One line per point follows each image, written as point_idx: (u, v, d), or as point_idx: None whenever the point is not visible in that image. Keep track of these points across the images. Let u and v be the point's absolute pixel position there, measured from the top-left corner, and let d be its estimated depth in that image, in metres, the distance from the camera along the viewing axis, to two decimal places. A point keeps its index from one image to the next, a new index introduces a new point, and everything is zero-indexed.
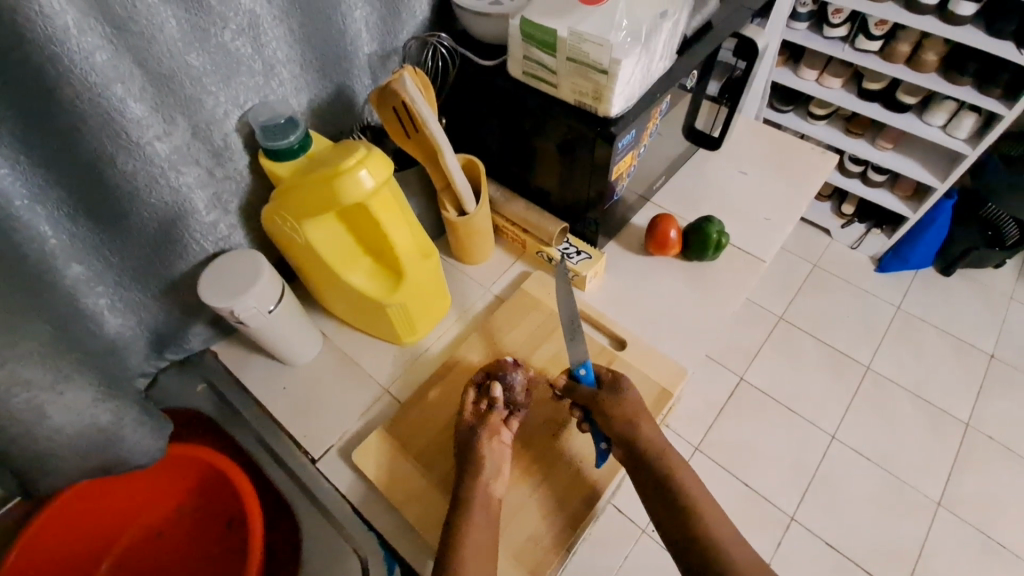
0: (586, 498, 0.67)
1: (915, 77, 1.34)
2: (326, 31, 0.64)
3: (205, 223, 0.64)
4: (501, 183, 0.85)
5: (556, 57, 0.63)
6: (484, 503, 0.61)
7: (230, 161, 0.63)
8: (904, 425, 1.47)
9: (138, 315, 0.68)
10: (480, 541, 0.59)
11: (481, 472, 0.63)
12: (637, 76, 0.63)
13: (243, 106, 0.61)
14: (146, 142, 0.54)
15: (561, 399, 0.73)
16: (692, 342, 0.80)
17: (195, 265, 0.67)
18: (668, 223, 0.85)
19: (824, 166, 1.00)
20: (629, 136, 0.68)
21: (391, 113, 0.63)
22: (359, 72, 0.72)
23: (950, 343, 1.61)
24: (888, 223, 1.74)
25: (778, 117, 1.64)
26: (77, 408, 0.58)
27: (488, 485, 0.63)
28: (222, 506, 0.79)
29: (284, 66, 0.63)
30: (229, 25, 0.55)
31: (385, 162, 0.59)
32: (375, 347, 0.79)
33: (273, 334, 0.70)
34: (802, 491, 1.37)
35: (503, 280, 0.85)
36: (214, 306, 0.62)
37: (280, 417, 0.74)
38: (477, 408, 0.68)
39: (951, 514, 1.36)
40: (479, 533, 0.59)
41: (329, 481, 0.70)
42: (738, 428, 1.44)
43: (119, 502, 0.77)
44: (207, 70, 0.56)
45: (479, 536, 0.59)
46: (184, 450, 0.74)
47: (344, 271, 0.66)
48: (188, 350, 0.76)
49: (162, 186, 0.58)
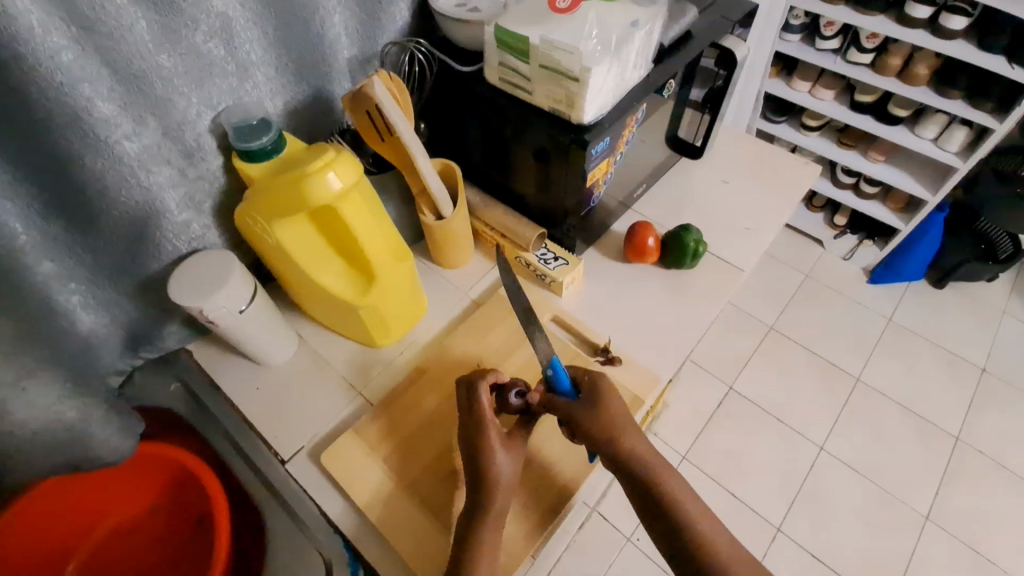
0: (561, 493, 0.67)
1: (905, 90, 1.34)
2: (303, 35, 0.65)
3: (178, 222, 0.65)
4: (481, 188, 0.85)
5: (529, 63, 0.63)
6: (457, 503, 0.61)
7: (203, 162, 0.63)
8: (892, 438, 1.46)
9: (112, 313, 0.68)
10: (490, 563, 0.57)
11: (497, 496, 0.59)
12: (609, 84, 0.64)
13: (216, 107, 0.61)
14: (114, 141, 0.54)
15: None
16: (666, 349, 0.80)
17: (168, 264, 0.68)
18: (646, 230, 0.85)
19: (808, 177, 1.00)
20: (603, 143, 0.69)
21: (364, 117, 0.63)
22: (338, 75, 0.72)
23: (940, 356, 1.60)
24: (879, 235, 1.74)
25: (772, 128, 1.64)
26: (43, 405, 0.58)
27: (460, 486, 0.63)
28: (193, 506, 0.79)
29: (258, 68, 0.63)
30: (201, 27, 0.55)
31: (354, 164, 0.59)
32: (350, 350, 0.79)
33: (246, 334, 0.70)
34: (789, 502, 1.37)
35: (481, 284, 0.85)
36: (185, 305, 0.62)
37: (254, 417, 0.74)
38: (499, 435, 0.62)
39: (940, 529, 1.35)
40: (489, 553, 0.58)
41: (298, 482, 0.70)
42: (727, 438, 1.45)
43: (89, 500, 0.77)
44: (179, 71, 0.56)
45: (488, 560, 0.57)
46: (155, 449, 0.74)
47: (317, 272, 0.66)
48: (163, 349, 0.76)
49: (131, 185, 0.58)
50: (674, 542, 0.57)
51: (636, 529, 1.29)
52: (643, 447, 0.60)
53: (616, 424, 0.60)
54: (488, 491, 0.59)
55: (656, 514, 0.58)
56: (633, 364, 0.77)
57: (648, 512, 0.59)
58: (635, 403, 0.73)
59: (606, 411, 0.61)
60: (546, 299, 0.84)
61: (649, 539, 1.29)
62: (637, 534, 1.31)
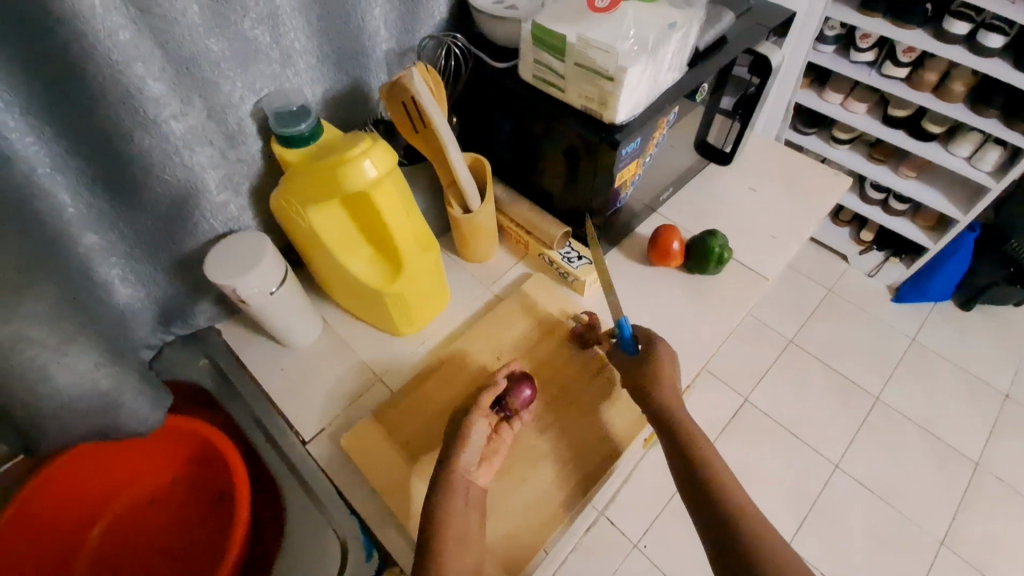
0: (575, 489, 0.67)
1: (940, 106, 1.32)
2: (345, 25, 0.67)
3: (216, 202, 0.67)
4: (509, 184, 0.86)
5: (564, 61, 0.64)
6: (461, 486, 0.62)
7: (243, 144, 0.65)
8: (910, 459, 1.44)
9: (148, 286, 0.71)
10: (460, 527, 0.60)
11: (465, 456, 0.63)
12: (643, 85, 0.64)
13: (259, 92, 0.63)
14: (162, 121, 0.57)
15: (557, 397, 0.74)
16: (685, 353, 0.80)
17: (204, 243, 0.70)
18: (671, 234, 0.85)
19: (837, 188, 0.99)
20: (633, 144, 0.69)
21: (400, 107, 0.65)
22: (375, 67, 0.74)
23: (963, 379, 1.57)
24: (906, 252, 1.72)
25: (800, 139, 1.62)
26: (79, 371, 0.60)
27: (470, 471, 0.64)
28: (214, 481, 0.81)
29: (300, 57, 0.65)
30: (249, 14, 0.57)
31: (390, 153, 0.60)
32: (373, 336, 0.80)
33: (275, 315, 0.72)
34: (799, 518, 1.35)
35: (503, 279, 0.86)
36: (219, 283, 0.64)
37: (277, 397, 0.76)
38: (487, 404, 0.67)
39: (954, 555, 1.32)
40: (460, 518, 0.60)
41: (316, 463, 0.72)
42: (739, 449, 1.44)
43: (116, 469, 0.79)
44: (226, 56, 0.58)
45: (457, 523, 0.60)
46: (181, 422, 0.76)
47: (346, 257, 0.67)
48: (192, 327, 0.79)
49: (175, 164, 0.60)
50: (713, 512, 0.61)
51: (643, 535, 1.29)
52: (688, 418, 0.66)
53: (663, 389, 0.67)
54: (458, 448, 0.63)
55: (696, 482, 0.63)
56: None
57: (686, 482, 0.64)
58: None
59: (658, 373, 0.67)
60: (568, 297, 0.84)
61: (655, 546, 1.29)
62: (644, 541, 1.31)
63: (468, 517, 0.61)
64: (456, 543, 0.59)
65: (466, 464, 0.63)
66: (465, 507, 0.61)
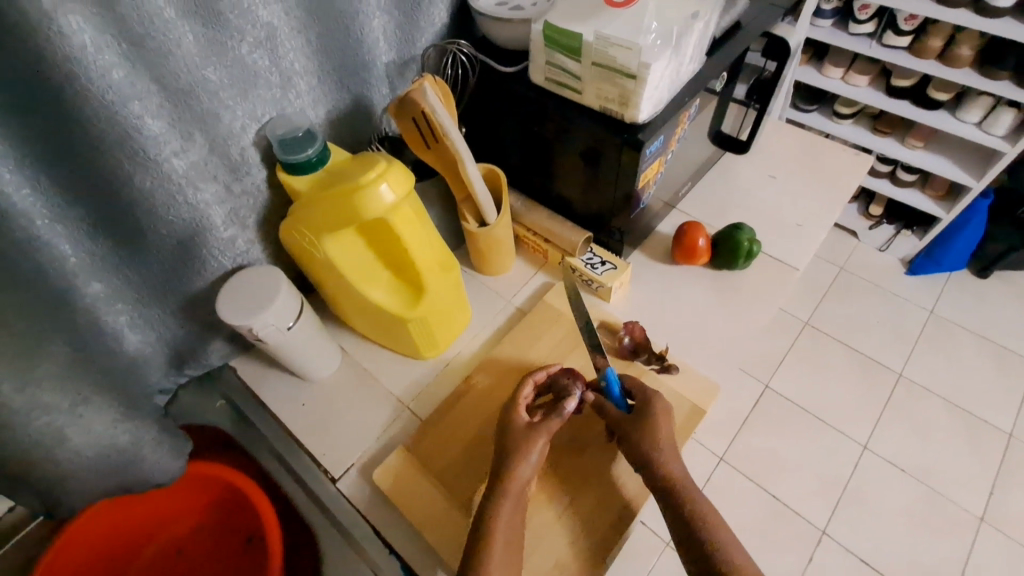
0: (619, 516, 0.64)
1: (948, 72, 1.28)
2: (344, 40, 0.63)
3: (224, 239, 0.63)
4: (523, 192, 0.82)
5: (580, 62, 0.61)
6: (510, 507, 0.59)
7: (247, 175, 0.62)
8: (938, 434, 1.40)
9: (157, 330, 0.67)
10: (508, 536, 0.56)
11: (524, 466, 0.59)
12: (666, 80, 0.61)
13: (260, 120, 0.60)
14: (163, 159, 0.53)
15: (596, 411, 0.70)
16: (721, 356, 0.76)
17: (213, 282, 0.66)
18: (696, 231, 0.82)
19: (858, 170, 0.96)
20: (657, 143, 0.66)
21: (410, 123, 0.61)
22: (377, 81, 0.70)
23: (986, 349, 1.53)
24: (917, 224, 1.67)
25: (801, 117, 1.59)
26: (100, 430, 0.58)
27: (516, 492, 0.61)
28: (242, 525, 0.78)
29: (301, 78, 0.61)
30: (246, 38, 0.54)
31: (406, 175, 0.57)
32: (395, 363, 0.77)
33: (293, 351, 0.68)
34: (833, 504, 1.29)
35: (524, 291, 0.83)
36: (233, 323, 0.60)
37: (300, 435, 0.72)
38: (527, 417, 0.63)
39: (996, 531, 1.29)
40: (505, 528, 0.57)
41: (351, 502, 0.68)
42: (766, 440, 1.37)
43: (139, 521, 0.76)
44: (225, 85, 0.55)
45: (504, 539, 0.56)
46: (203, 469, 0.73)
47: (364, 286, 0.64)
48: (207, 367, 0.75)
49: (179, 203, 0.57)
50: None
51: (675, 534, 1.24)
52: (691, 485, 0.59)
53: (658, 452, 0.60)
54: (513, 459, 0.59)
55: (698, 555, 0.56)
56: (688, 371, 0.74)
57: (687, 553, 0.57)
58: (696, 415, 0.70)
59: (652, 434, 0.61)
60: (593, 304, 0.81)
61: None
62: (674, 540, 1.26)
63: (517, 531, 0.57)
64: (504, 554, 0.55)
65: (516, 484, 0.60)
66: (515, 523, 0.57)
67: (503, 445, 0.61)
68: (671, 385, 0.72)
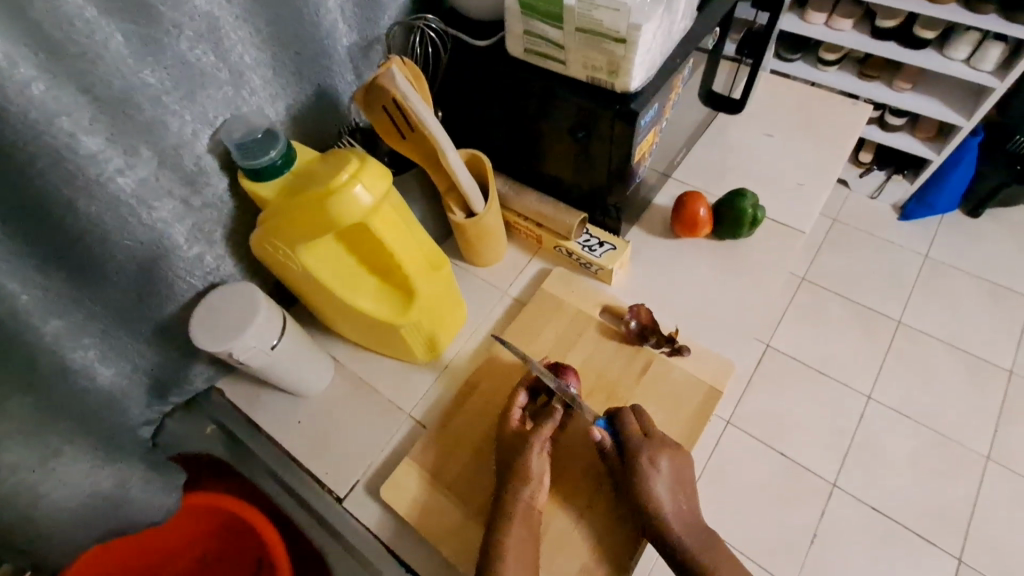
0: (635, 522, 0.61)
1: (933, 8, 1.06)
2: (298, 25, 0.56)
3: (189, 257, 0.57)
4: (510, 176, 0.77)
5: (563, 29, 0.55)
6: (525, 516, 0.58)
7: (207, 186, 0.56)
8: (944, 378, 1.17)
9: (132, 361, 0.62)
10: (524, 556, 0.56)
11: (529, 486, 0.59)
12: (657, 42, 0.55)
13: (214, 123, 0.53)
14: (107, 179, 0.47)
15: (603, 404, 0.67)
16: (731, 332, 0.73)
17: (185, 304, 0.61)
18: (696, 201, 0.77)
19: (857, 121, 0.91)
20: (651, 112, 0.61)
21: (381, 114, 0.56)
22: (340, 68, 0.64)
23: (984, 289, 1.29)
24: (910, 168, 1.39)
25: (783, 68, 1.32)
26: (74, 481, 0.56)
27: (533, 497, 0.59)
28: (247, 550, 0.74)
29: (254, 72, 0.55)
30: (185, 33, 0.47)
31: (383, 172, 0.51)
32: (392, 370, 0.72)
33: (282, 371, 0.64)
34: (840, 458, 1.07)
35: (521, 281, 0.78)
36: (211, 350, 0.55)
37: (299, 455, 0.68)
38: (519, 424, 0.64)
39: (1005, 470, 1.08)
40: (523, 542, 0.56)
41: (358, 521, 0.65)
42: (765, 397, 1.13)
43: (138, 557, 0.73)
44: (167, 87, 0.48)
45: (518, 550, 0.56)
46: (200, 500, 0.69)
47: (349, 295, 0.59)
48: (190, 391, 0.69)
49: (133, 225, 0.51)
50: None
51: None
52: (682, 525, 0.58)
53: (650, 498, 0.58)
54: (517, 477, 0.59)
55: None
56: (700, 350, 0.70)
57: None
58: (712, 397, 0.67)
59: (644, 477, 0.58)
60: (594, 288, 0.76)
61: None
62: None
63: (533, 540, 0.57)
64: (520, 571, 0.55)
65: (528, 495, 0.58)
66: (527, 534, 0.57)
67: (510, 463, 0.60)
68: (682, 367, 0.69)
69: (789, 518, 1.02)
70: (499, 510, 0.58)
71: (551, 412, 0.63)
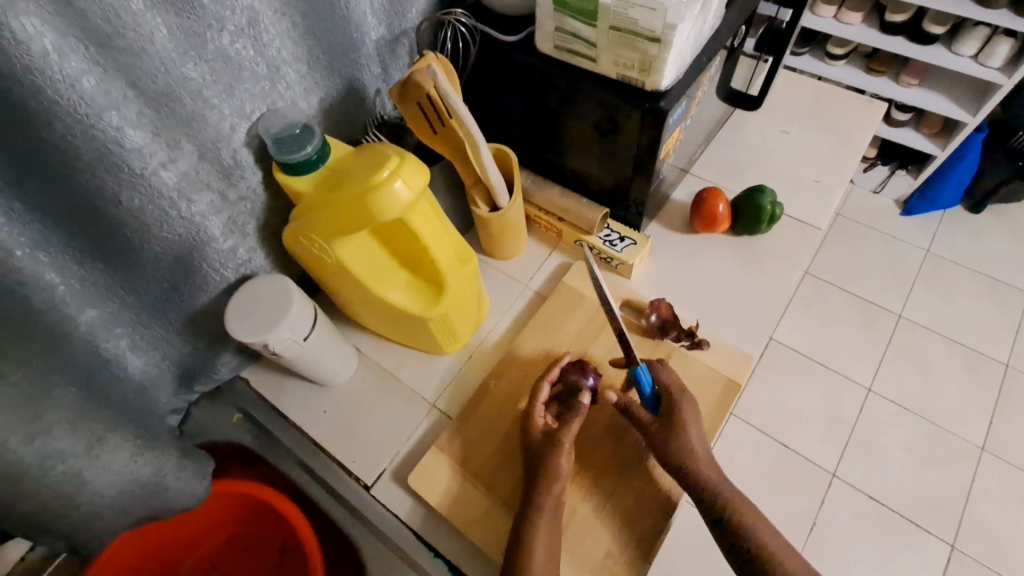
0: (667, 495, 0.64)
1: (943, 5, 1.05)
2: (332, 19, 0.57)
3: (224, 250, 0.58)
4: (533, 170, 0.78)
5: (596, 26, 0.56)
6: (553, 506, 0.59)
7: (242, 180, 0.56)
8: (942, 372, 1.19)
9: (162, 350, 0.62)
10: (551, 545, 0.58)
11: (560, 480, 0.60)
12: (689, 39, 0.56)
13: (250, 117, 0.54)
14: (151, 172, 0.48)
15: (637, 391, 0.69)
16: (747, 325, 0.75)
17: (218, 295, 0.62)
18: (716, 197, 0.78)
19: (871, 118, 0.92)
20: (678, 110, 0.62)
21: (416, 109, 0.56)
22: (368, 61, 0.64)
23: (984, 284, 1.32)
24: (913, 162, 1.41)
25: (793, 62, 1.31)
26: (116, 469, 0.57)
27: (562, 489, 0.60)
28: (274, 533, 0.76)
29: (289, 66, 0.55)
30: (226, 27, 0.47)
31: (421, 169, 0.52)
32: (415, 361, 0.73)
33: (312, 362, 0.65)
34: (841, 446, 1.09)
35: (541, 274, 0.80)
36: (246, 341, 0.56)
37: (326, 443, 0.69)
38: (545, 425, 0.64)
39: (998, 459, 1.11)
40: (550, 532, 0.58)
41: (387, 508, 0.66)
42: (771, 389, 1.14)
43: (167, 543, 0.74)
44: (208, 81, 0.48)
45: (545, 539, 0.58)
46: (229, 487, 0.70)
47: (380, 288, 0.60)
48: (217, 380, 0.70)
49: (173, 218, 0.52)
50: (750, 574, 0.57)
51: None
52: (718, 478, 0.60)
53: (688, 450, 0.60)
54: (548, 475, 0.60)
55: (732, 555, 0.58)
56: (719, 345, 0.72)
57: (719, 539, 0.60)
58: (731, 390, 0.69)
59: (683, 435, 0.61)
60: (613, 282, 0.78)
61: None
62: None
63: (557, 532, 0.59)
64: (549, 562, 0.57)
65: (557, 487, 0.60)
66: (554, 520, 0.59)
67: (538, 458, 0.61)
68: (701, 360, 0.71)
69: (789, 503, 1.05)
70: (529, 499, 0.60)
71: (575, 407, 0.63)
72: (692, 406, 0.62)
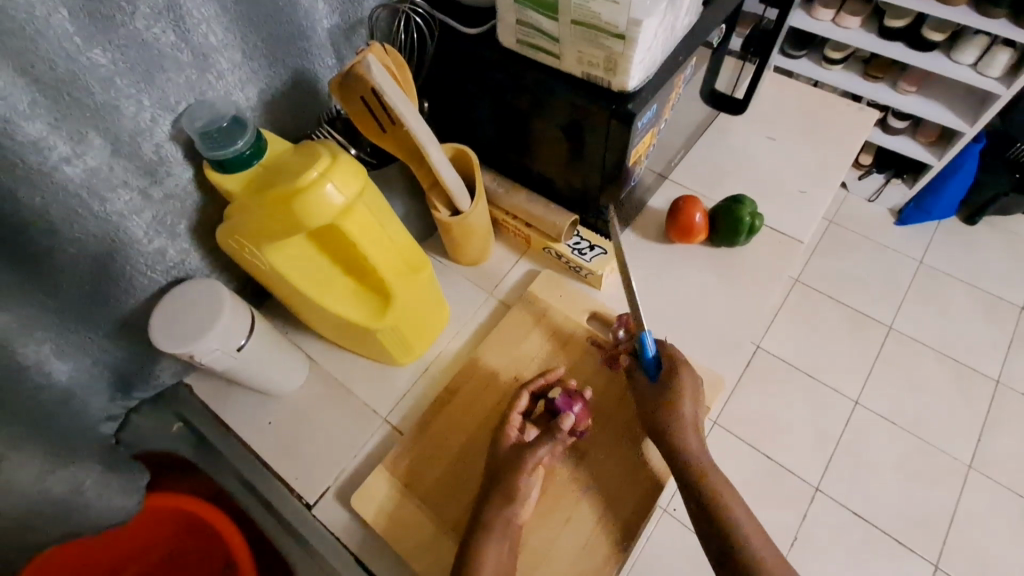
0: (636, 508, 0.60)
1: (943, 12, 1.01)
2: (272, 4, 0.52)
3: (150, 252, 0.54)
4: (500, 172, 0.74)
5: (557, 20, 0.51)
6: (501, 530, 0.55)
7: (168, 176, 0.52)
8: (929, 387, 1.16)
9: (91, 357, 0.58)
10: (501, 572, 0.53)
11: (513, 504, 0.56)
12: (659, 36, 0.52)
13: (175, 109, 0.49)
14: (52, 167, 0.43)
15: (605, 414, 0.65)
16: (722, 341, 0.71)
17: (147, 299, 0.57)
18: (692, 206, 0.74)
19: (862, 125, 0.88)
20: (649, 113, 0.58)
21: (359, 105, 0.52)
22: (319, 50, 0.59)
23: (975, 297, 1.28)
24: (908, 171, 1.37)
25: (788, 65, 1.27)
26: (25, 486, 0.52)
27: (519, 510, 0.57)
28: (216, 549, 0.73)
29: (220, 54, 0.50)
30: (139, 9, 0.43)
31: (354, 168, 0.48)
32: (371, 372, 0.69)
33: (251, 373, 0.61)
34: (826, 459, 1.05)
35: (507, 282, 0.75)
36: (172, 351, 0.52)
37: (267, 457, 0.65)
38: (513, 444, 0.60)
39: (985, 478, 1.07)
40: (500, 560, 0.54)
41: (328, 528, 0.62)
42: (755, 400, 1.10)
43: (101, 557, 0.71)
44: (120, 69, 0.44)
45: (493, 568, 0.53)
46: (162, 502, 0.67)
47: (321, 297, 0.55)
48: (158, 386, 0.66)
49: (84, 217, 0.47)
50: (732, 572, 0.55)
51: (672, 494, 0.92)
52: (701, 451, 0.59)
53: (677, 422, 0.59)
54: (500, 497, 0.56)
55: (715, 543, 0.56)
56: (689, 362, 0.68)
57: (697, 519, 0.58)
58: None
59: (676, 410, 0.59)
60: (582, 292, 0.73)
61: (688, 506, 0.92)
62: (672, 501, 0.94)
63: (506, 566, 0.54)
64: None
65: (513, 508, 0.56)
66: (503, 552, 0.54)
67: (494, 479, 0.57)
68: None
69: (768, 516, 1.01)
70: (477, 524, 0.56)
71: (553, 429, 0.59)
72: (693, 386, 0.60)
